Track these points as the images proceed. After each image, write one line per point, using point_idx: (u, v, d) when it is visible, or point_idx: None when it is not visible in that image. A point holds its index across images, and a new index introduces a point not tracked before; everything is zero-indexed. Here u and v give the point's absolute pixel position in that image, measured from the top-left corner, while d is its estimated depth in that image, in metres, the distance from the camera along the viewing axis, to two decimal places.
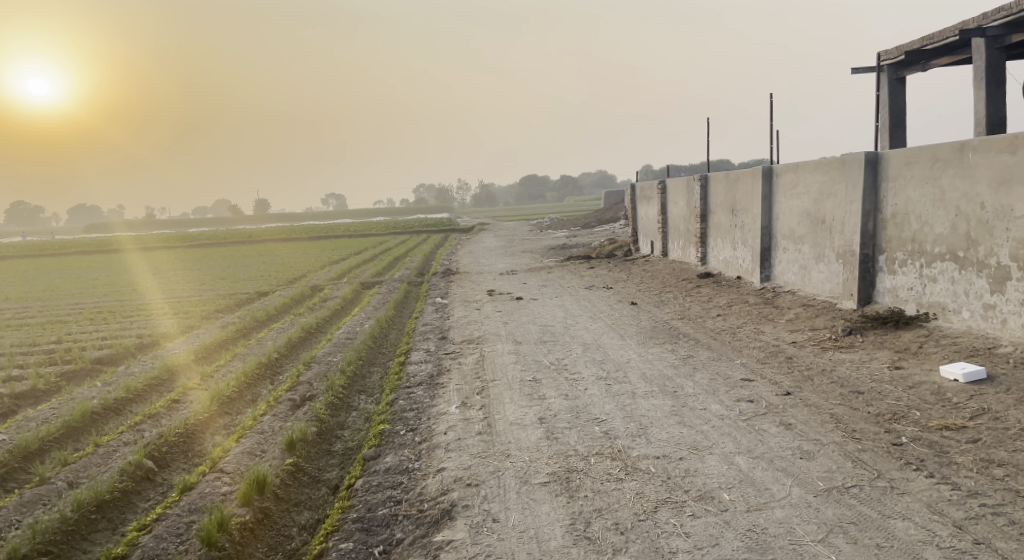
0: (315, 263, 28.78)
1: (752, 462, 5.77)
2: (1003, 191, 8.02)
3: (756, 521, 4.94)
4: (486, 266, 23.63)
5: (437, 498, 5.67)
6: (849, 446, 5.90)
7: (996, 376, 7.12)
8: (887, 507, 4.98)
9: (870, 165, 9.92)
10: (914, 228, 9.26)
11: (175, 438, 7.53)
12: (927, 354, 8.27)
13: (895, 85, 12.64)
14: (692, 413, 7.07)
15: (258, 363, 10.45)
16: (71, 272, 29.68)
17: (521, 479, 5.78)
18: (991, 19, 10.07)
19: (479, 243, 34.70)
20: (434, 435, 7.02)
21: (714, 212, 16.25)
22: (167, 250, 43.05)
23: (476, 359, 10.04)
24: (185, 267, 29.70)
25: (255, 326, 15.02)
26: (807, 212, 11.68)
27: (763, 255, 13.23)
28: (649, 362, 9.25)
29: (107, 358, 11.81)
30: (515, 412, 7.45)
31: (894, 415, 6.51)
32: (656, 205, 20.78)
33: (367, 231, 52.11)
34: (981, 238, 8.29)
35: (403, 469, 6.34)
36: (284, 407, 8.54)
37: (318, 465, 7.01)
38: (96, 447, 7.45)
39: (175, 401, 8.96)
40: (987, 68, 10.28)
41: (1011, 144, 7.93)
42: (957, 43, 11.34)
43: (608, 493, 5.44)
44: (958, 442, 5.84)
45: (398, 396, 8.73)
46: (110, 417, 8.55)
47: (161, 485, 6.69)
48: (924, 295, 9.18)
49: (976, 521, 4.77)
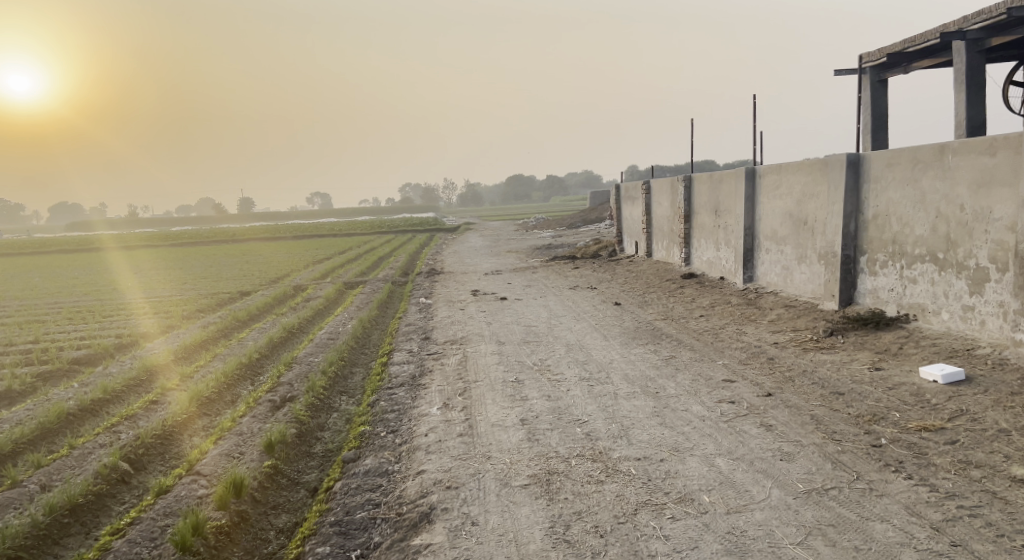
0: (298, 263, 28.55)
1: (733, 464, 5.76)
2: (983, 192, 8.06)
3: (736, 523, 4.93)
4: (471, 266, 23.54)
5: (417, 500, 5.62)
6: (830, 447, 5.91)
7: (975, 377, 7.16)
8: (866, 509, 4.98)
9: (852, 166, 9.95)
10: (895, 229, 9.31)
11: (153, 440, 7.44)
12: (907, 355, 8.32)
13: (877, 87, 12.72)
14: (674, 414, 7.07)
15: (239, 363, 10.36)
16: (48, 272, 29.20)
17: (501, 481, 5.75)
18: (971, 22, 10.14)
19: (466, 243, 34.61)
20: (415, 436, 6.98)
21: (697, 212, 16.30)
22: (148, 250, 42.66)
23: (459, 360, 10.00)
24: (166, 266, 29.43)
25: (237, 326, 14.88)
26: (789, 212, 11.73)
27: (746, 256, 13.27)
28: (632, 362, 9.25)
29: (84, 358, 11.68)
30: (496, 413, 7.42)
31: (874, 416, 6.53)
32: (640, 206, 20.80)
33: (351, 230, 51.86)
34: (961, 240, 8.34)
35: (383, 471, 6.29)
36: (264, 407, 8.47)
37: (297, 467, 6.95)
38: (71, 449, 7.34)
39: (154, 402, 8.87)
40: (968, 71, 10.36)
41: (990, 146, 7.97)
42: (938, 46, 11.42)
43: (588, 496, 5.42)
44: (937, 443, 5.86)
45: (380, 397, 8.69)
46: (86, 419, 8.44)
47: (136, 488, 6.61)
48: (904, 296, 9.23)
49: (953, 523, 4.78)
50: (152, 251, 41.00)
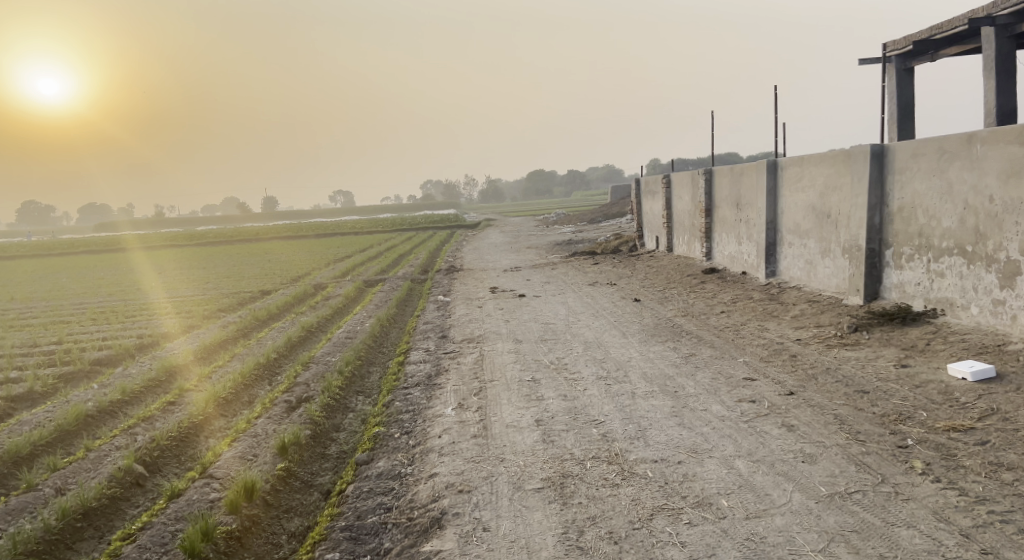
0: (320, 261, 28.64)
1: (752, 466, 5.60)
2: (1013, 182, 7.79)
3: (755, 529, 4.78)
4: (490, 263, 23.39)
5: (428, 505, 5.53)
6: (854, 449, 5.72)
7: (1006, 374, 6.92)
8: (891, 514, 4.81)
9: (876, 157, 9.70)
10: (921, 221, 9.05)
11: (168, 442, 7.40)
12: (935, 351, 8.07)
13: (902, 76, 12.40)
14: (693, 414, 6.92)
15: (256, 363, 10.33)
16: (76, 271, 29.62)
17: (514, 484, 5.63)
18: (1001, 8, 9.82)
19: (487, 240, 34.43)
20: (429, 438, 6.88)
21: (718, 206, 16.03)
22: (173, 249, 43.03)
23: (475, 359, 9.89)
24: (188, 265, 29.56)
25: (257, 326, 14.88)
26: (812, 205, 11.47)
27: (768, 250, 13.03)
28: (651, 361, 9.08)
29: (105, 359, 11.71)
30: (512, 414, 7.30)
31: (900, 415, 6.32)
32: (661, 200, 20.56)
33: (372, 228, 51.93)
34: (990, 232, 8.08)
35: (395, 473, 6.20)
36: (280, 408, 8.40)
37: (311, 469, 6.87)
38: (87, 451, 7.32)
39: (172, 403, 8.84)
40: (997, 57, 10.03)
41: (1020, 135, 7.70)
42: (965, 33, 11.10)
43: (602, 500, 5.29)
44: (966, 443, 5.65)
45: (395, 397, 8.61)
46: (104, 420, 8.44)
47: (150, 492, 6.57)
48: (932, 291, 8.97)
49: (984, 530, 4.58)
50: (177, 250, 41.33)
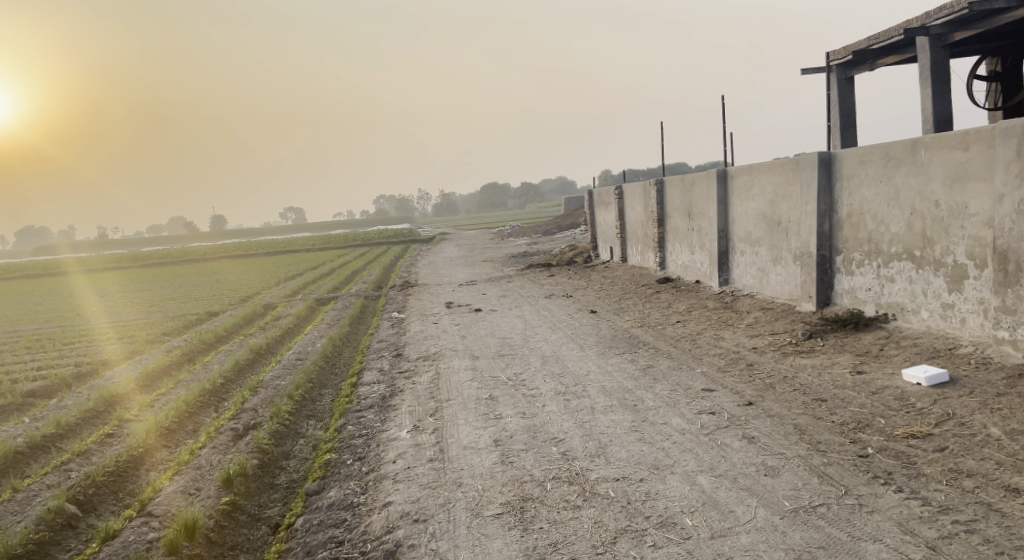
0: (270, 280, 28.04)
1: (715, 482, 5.48)
2: (957, 187, 7.89)
3: (721, 549, 4.71)
4: (447, 277, 23.16)
5: (382, 537, 5.32)
6: (815, 460, 5.64)
7: (959, 378, 6.97)
8: (857, 529, 4.76)
9: (823, 164, 9.77)
10: (869, 227, 9.13)
11: (105, 477, 6.99)
12: (889, 357, 8.12)
13: (844, 85, 12.56)
14: (653, 429, 6.79)
15: (202, 390, 9.88)
16: (9, 298, 28.39)
17: (472, 511, 5.44)
18: (934, 18, 10.00)
19: (443, 253, 34.10)
20: (383, 464, 6.61)
21: (670, 216, 16.06)
22: (116, 271, 41.78)
23: (431, 378, 9.62)
24: (134, 288, 28.65)
25: (203, 349, 14.35)
26: (763, 213, 11.52)
27: (721, 259, 13.07)
28: (610, 374, 8.94)
29: (39, 391, 11.09)
30: (469, 435, 7.08)
31: (859, 423, 6.29)
32: (614, 211, 20.57)
33: (324, 244, 51.12)
34: (938, 237, 8.16)
35: (348, 504, 5.93)
36: (226, 437, 8.01)
37: (259, 501, 6.54)
38: (14, 493, 6.87)
39: (110, 436, 8.39)
40: (932, 66, 10.19)
41: (963, 140, 7.80)
42: (901, 42, 11.31)
43: (564, 523, 5.14)
44: (925, 451, 5.64)
45: (348, 421, 8.31)
46: (35, 457, 7.95)
47: (85, 533, 6.21)
48: (883, 296, 9.03)
49: (950, 541, 4.57)
50: (120, 273, 40.07)
